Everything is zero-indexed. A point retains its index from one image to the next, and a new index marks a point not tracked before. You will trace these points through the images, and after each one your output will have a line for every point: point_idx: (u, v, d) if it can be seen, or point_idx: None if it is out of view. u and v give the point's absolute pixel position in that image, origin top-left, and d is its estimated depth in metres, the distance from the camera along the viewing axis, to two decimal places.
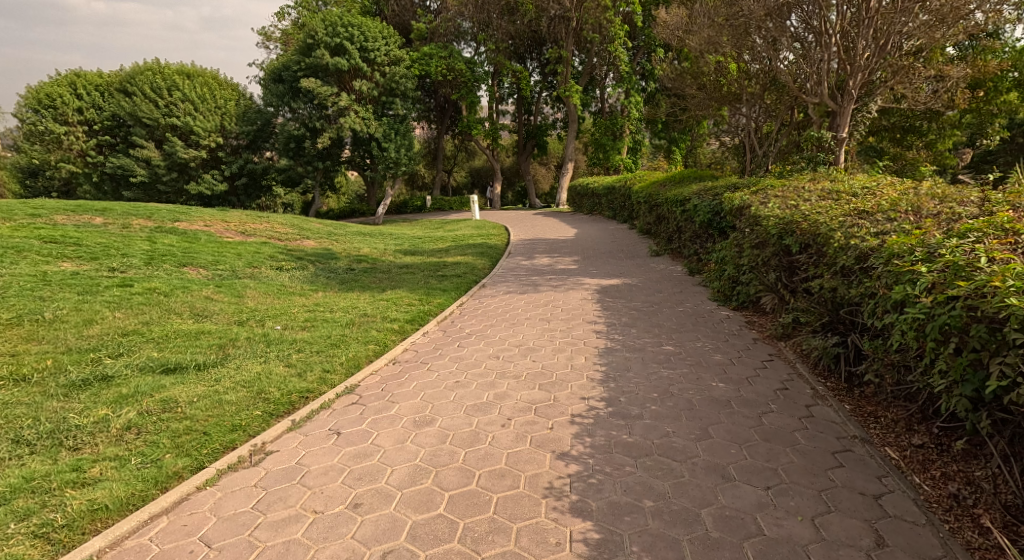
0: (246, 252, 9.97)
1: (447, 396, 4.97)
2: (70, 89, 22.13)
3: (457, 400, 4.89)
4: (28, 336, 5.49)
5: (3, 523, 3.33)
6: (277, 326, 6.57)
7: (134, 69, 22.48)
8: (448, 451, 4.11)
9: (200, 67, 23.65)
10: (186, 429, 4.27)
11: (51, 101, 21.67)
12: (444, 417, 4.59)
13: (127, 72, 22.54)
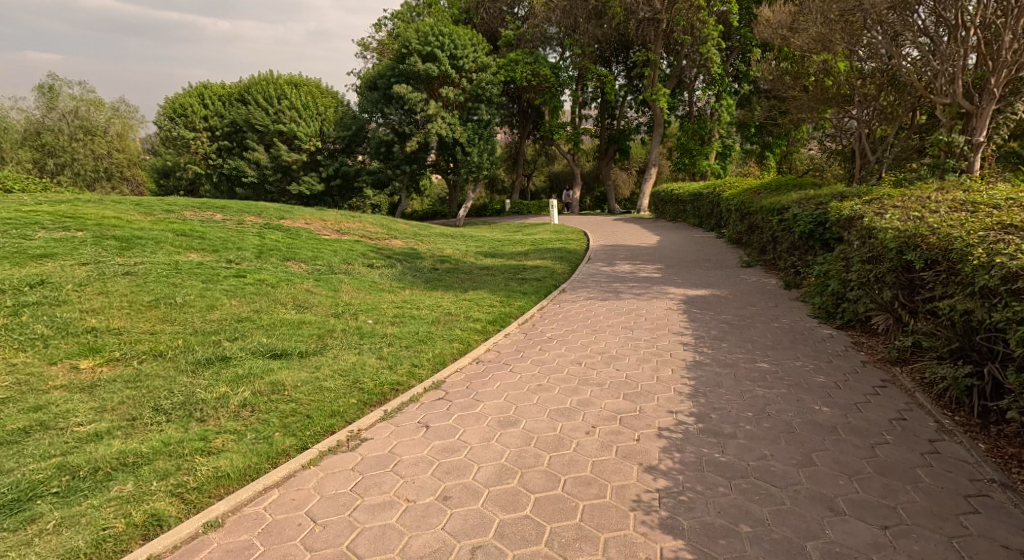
0: (341, 249, 10.49)
1: (530, 399, 4.97)
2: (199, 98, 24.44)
3: (540, 403, 4.88)
4: (163, 318, 6.07)
5: (147, 480, 3.67)
6: (369, 320, 6.85)
7: (251, 79, 24.44)
8: (533, 454, 4.10)
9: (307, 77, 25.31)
10: (292, 410, 4.55)
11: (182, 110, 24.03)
12: (528, 420, 4.59)
13: (245, 82, 24.54)
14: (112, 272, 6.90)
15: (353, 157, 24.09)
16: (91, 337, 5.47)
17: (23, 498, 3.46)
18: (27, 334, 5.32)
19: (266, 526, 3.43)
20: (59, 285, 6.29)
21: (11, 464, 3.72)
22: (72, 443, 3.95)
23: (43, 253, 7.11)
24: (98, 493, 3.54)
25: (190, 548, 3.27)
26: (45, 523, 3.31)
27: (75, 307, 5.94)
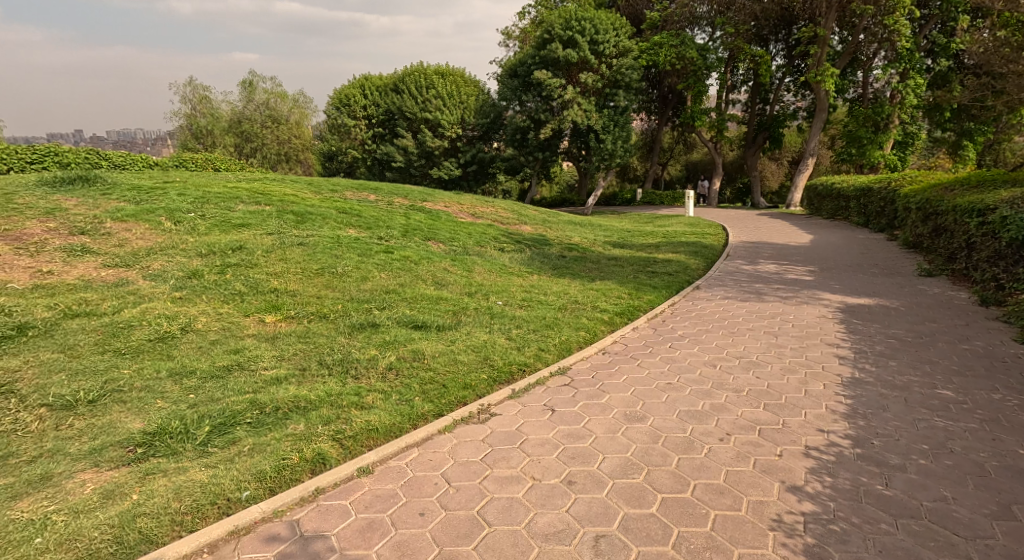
0: (476, 232, 10.79)
1: (660, 396, 4.74)
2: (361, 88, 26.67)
3: (670, 402, 4.63)
4: (327, 284, 6.68)
5: (315, 423, 4.02)
6: (499, 302, 6.96)
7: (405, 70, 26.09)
8: (660, 453, 3.89)
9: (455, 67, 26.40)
10: (430, 378, 4.76)
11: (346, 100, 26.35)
12: (657, 417, 4.37)
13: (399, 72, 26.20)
14: (289, 242, 7.75)
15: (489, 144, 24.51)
16: (273, 296, 6.18)
17: (227, 422, 3.95)
18: (229, 290, 6.17)
19: (408, 479, 3.59)
20: (252, 252, 7.24)
21: (217, 394, 4.27)
22: (260, 384, 4.46)
23: (241, 223, 8.23)
24: (279, 428, 3.94)
25: (346, 488, 3.49)
26: (241, 446, 3.73)
27: (263, 270, 6.79)
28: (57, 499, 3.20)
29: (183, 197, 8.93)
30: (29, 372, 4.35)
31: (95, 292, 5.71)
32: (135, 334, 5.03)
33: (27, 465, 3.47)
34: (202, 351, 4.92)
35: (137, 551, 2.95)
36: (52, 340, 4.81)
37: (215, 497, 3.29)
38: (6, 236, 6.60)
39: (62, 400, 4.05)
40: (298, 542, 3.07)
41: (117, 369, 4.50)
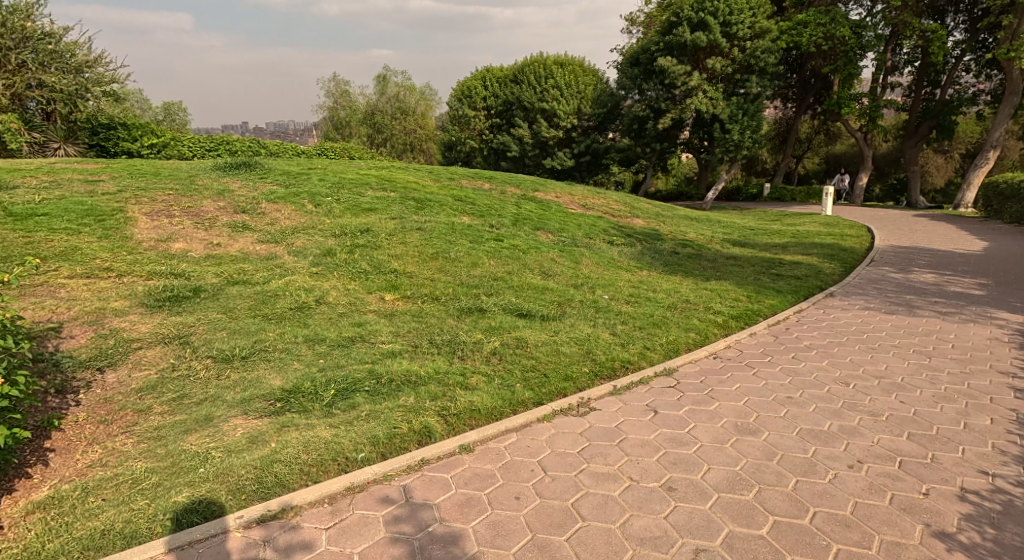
0: (585, 224, 10.45)
1: (780, 410, 4.21)
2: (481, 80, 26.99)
3: (790, 418, 4.09)
4: (441, 268, 6.75)
5: (424, 398, 4.00)
6: (605, 296, 6.63)
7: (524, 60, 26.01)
8: (775, 472, 3.42)
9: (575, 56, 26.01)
10: (532, 366, 4.61)
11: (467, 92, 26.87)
12: (773, 433, 3.87)
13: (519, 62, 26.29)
14: (409, 227, 7.97)
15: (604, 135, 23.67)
16: (393, 276, 6.34)
17: (351, 388, 4.05)
18: (356, 268, 6.44)
19: (506, 462, 3.44)
20: (377, 234, 7.53)
21: (341, 362, 4.42)
22: (377, 355, 4.56)
23: (370, 207, 8.61)
24: (392, 399, 3.96)
25: (449, 462, 3.41)
26: (359, 412, 3.79)
27: (385, 251, 7.02)
28: (215, 438, 3.42)
29: (322, 182, 9.54)
30: (200, 326, 4.78)
31: (251, 265, 6.19)
32: (280, 302, 5.37)
33: (194, 405, 3.77)
34: (332, 322, 5.13)
35: (272, 493, 3.04)
36: (216, 303, 5.25)
37: (335, 455, 3.34)
38: (188, 213, 7.37)
39: (222, 353, 4.39)
40: (406, 507, 3.02)
41: (265, 331, 4.81)
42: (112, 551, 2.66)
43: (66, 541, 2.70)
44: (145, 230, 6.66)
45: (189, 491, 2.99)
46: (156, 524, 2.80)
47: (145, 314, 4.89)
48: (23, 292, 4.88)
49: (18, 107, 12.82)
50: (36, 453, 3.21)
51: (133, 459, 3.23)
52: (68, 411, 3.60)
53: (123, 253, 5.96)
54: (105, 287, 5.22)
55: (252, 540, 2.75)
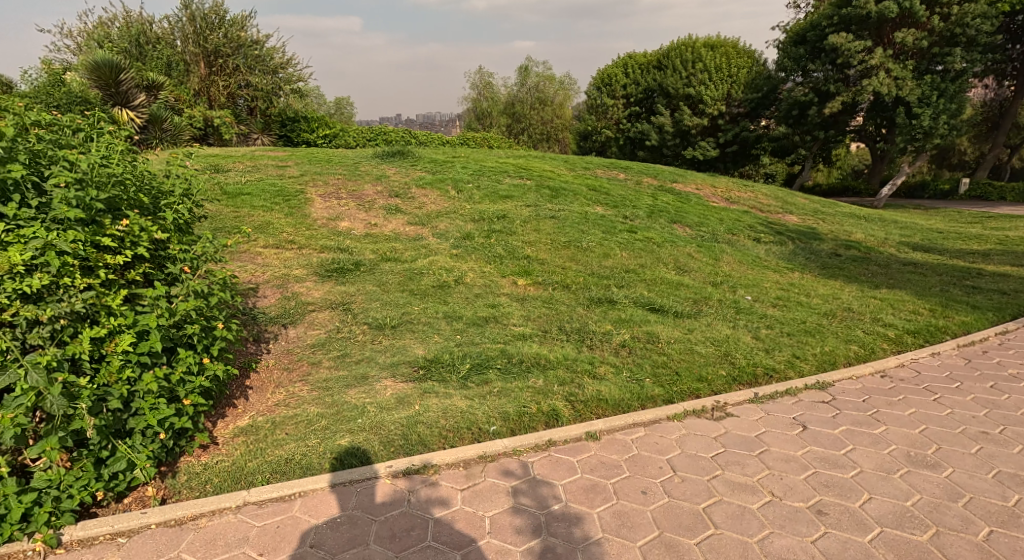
0: (727, 218, 9.64)
1: (969, 445, 3.44)
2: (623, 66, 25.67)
3: (982, 456, 3.31)
4: (572, 257, 6.65)
5: (552, 381, 3.93)
6: (748, 296, 6.03)
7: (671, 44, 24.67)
8: (959, 516, 2.79)
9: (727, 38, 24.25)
10: (663, 362, 4.32)
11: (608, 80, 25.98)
12: (959, 470, 3.17)
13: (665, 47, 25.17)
14: (541, 214, 7.97)
15: (756, 122, 21.46)
16: (525, 262, 6.37)
17: (484, 363, 4.13)
18: (492, 253, 6.56)
19: (633, 455, 3.20)
20: (512, 221, 7.62)
21: (476, 339, 4.53)
22: (509, 337, 4.60)
23: (507, 195, 8.75)
24: (522, 379, 3.96)
25: (574, 447, 3.25)
26: (490, 388, 3.83)
27: (520, 238, 7.08)
28: (370, 394, 3.68)
29: (465, 170, 9.90)
30: (360, 296, 5.17)
31: (402, 244, 6.58)
32: (424, 280, 5.64)
33: (354, 363, 4.09)
34: (468, 301, 5.28)
35: (415, 451, 3.15)
36: (373, 276, 5.64)
37: (469, 424, 3.39)
38: (352, 196, 8.01)
39: (375, 322, 4.71)
40: (530, 482, 2.93)
41: (411, 305, 5.08)
42: (293, 477, 2.91)
43: (261, 463, 2.99)
44: (319, 209, 7.38)
45: (350, 437, 3.22)
46: (324, 460, 3.03)
47: (319, 282, 5.41)
48: (234, 257, 5.70)
49: (231, 105, 14.97)
50: (240, 388, 3.67)
51: (307, 404, 3.56)
52: (261, 356, 4.07)
53: (303, 229, 6.65)
54: (290, 257, 5.88)
55: (398, 489, 2.85)
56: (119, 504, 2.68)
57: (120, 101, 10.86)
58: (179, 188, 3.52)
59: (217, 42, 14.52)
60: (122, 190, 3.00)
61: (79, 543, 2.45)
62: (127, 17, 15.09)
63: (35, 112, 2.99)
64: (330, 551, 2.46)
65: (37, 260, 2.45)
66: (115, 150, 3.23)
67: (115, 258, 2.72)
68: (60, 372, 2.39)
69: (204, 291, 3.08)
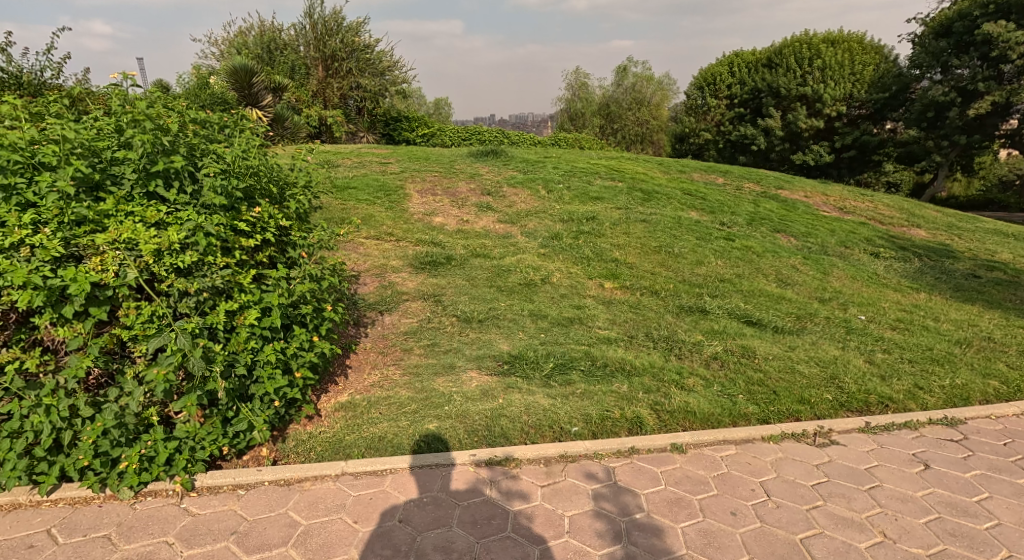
0: (840, 230, 8.98)
1: None
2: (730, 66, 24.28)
3: None
4: (662, 262, 6.53)
5: (637, 388, 3.89)
6: (861, 316, 5.59)
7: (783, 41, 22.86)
8: None
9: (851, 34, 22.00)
10: (760, 379, 4.11)
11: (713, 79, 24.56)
12: None
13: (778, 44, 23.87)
14: (632, 217, 7.88)
15: (880, 125, 19.89)
16: (613, 265, 6.33)
17: (567, 364, 4.17)
18: (580, 254, 6.58)
19: (722, 473, 3.10)
20: (602, 223, 7.59)
21: (560, 339, 4.58)
22: (594, 339, 4.61)
23: (597, 196, 8.72)
24: (605, 383, 3.96)
25: (658, 457, 3.20)
26: (574, 389, 3.87)
27: (608, 240, 7.04)
28: (457, 384, 3.84)
29: (556, 170, 9.98)
30: (450, 289, 5.38)
31: (491, 241, 6.76)
32: (511, 277, 5.78)
33: (443, 353, 4.27)
34: (554, 301, 5.34)
35: (497, 443, 3.25)
36: (462, 270, 5.85)
37: (551, 422, 3.44)
38: (447, 193, 8.30)
39: (464, 314, 4.89)
40: (613, 487, 2.93)
41: (498, 301, 5.22)
42: (385, 454, 3.11)
43: (357, 437, 3.22)
44: (416, 204, 7.72)
45: (437, 422, 3.38)
46: (413, 441, 3.21)
47: (413, 273, 5.70)
48: (341, 246, 6.11)
49: (342, 105, 15.93)
50: (341, 367, 3.96)
51: (399, 387, 3.78)
52: (360, 339, 4.36)
53: (401, 222, 6.98)
54: (388, 248, 6.21)
55: (481, 478, 2.95)
56: (239, 461, 3.01)
57: (251, 101, 12.05)
58: (301, 180, 3.86)
59: (334, 47, 15.47)
60: (257, 181, 3.34)
61: (209, 489, 2.78)
62: (260, 24, 16.39)
63: (192, 110, 3.40)
64: (416, 528, 2.61)
65: (189, 239, 2.79)
66: (252, 145, 3.60)
67: (250, 241, 3.05)
68: (202, 338, 2.71)
69: (319, 275, 3.38)
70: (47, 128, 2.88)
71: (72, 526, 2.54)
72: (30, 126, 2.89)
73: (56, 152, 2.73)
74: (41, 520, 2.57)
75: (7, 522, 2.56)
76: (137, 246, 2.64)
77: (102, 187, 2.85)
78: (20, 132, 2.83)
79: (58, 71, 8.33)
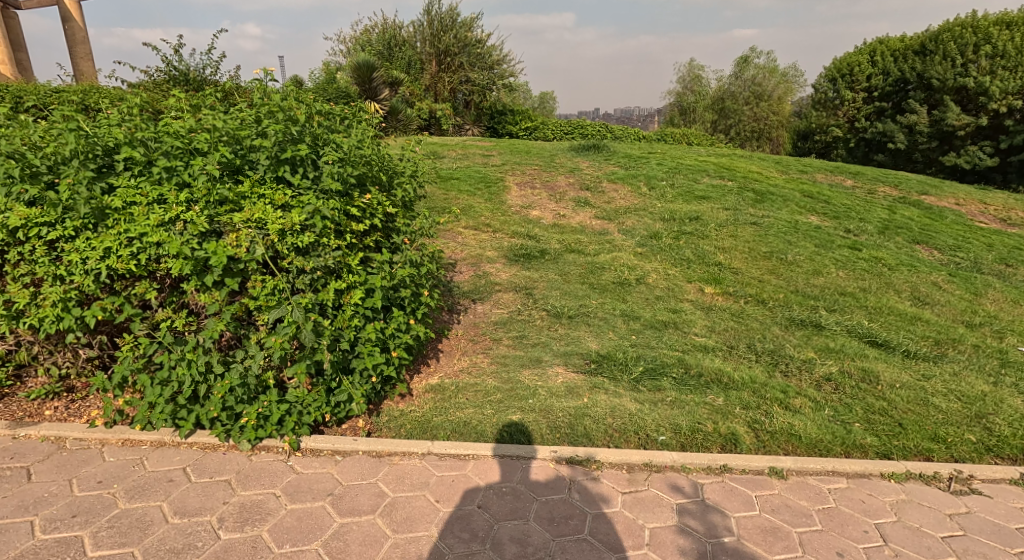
0: (1000, 244, 7.88)
1: None
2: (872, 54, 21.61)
3: None
4: (773, 269, 6.16)
5: (734, 403, 3.72)
6: (1021, 348, 4.88)
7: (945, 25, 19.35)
8: None
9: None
10: (882, 409, 3.76)
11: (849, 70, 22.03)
12: None
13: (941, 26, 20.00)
14: (742, 220, 7.49)
15: None
16: (716, 269, 6.06)
17: (659, 370, 4.07)
18: (680, 255, 6.37)
19: (828, 507, 2.88)
20: (706, 224, 7.28)
21: (653, 343, 4.47)
22: (689, 346, 4.46)
23: (703, 195, 8.37)
24: (698, 393, 3.82)
25: (755, 480, 3.03)
26: (664, 396, 3.77)
27: (713, 243, 6.75)
28: (543, 379, 3.87)
29: (661, 167, 9.68)
30: (543, 283, 5.41)
31: (587, 237, 6.71)
32: (604, 275, 5.70)
33: (530, 346, 4.32)
34: (648, 303, 5.22)
35: (580, 442, 3.24)
36: (555, 265, 5.86)
37: (637, 428, 3.38)
38: (546, 186, 8.33)
39: (554, 309, 4.91)
40: (701, 505, 2.83)
41: (589, 299, 5.18)
42: (469, 439, 3.21)
43: (444, 420, 3.35)
44: (516, 197, 7.82)
45: (520, 414, 3.43)
46: (496, 430, 3.28)
47: (507, 264, 5.79)
48: (441, 234, 6.37)
49: (451, 98, 16.68)
50: (434, 350, 4.14)
51: (487, 375, 3.87)
52: (452, 325, 4.53)
53: (499, 214, 7.12)
54: (485, 239, 6.36)
55: (562, 475, 2.97)
56: (338, 428, 3.24)
57: (370, 95, 12.79)
58: (408, 169, 4.04)
59: (448, 42, 15.94)
60: (369, 169, 3.54)
61: (312, 451, 3.02)
62: (383, 23, 17.21)
63: (318, 103, 3.68)
64: (495, 516, 2.67)
65: (308, 221, 3.02)
66: (367, 136, 3.82)
67: (360, 226, 3.25)
68: (314, 313, 2.94)
69: (418, 261, 3.54)
70: (203, 118, 3.25)
71: (202, 468, 2.86)
72: (189, 116, 3.27)
73: (208, 139, 3.07)
74: (180, 458, 2.92)
75: (154, 456, 2.93)
76: (265, 225, 2.90)
77: (242, 171, 3.17)
78: (182, 121, 3.23)
79: (216, 69, 9.34)
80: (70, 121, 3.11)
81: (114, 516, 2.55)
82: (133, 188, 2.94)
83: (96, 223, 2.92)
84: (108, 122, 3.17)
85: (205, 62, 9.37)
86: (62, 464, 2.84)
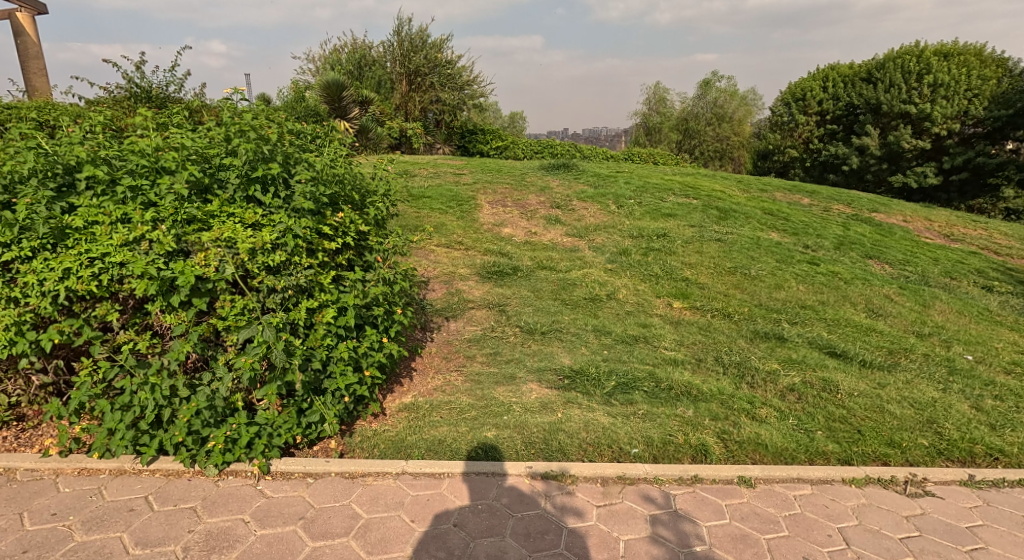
0: (945, 258, 8.27)
1: None
2: (823, 80, 22.42)
3: None
4: (737, 284, 6.34)
5: (703, 414, 3.80)
6: (967, 356, 5.13)
7: (889, 53, 20.35)
8: None
9: (967, 45, 19.22)
10: (842, 416, 3.90)
11: (802, 94, 22.76)
12: None
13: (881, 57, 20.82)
14: (706, 236, 7.71)
15: (1003, 146, 16.46)
16: (683, 285, 6.21)
17: (630, 384, 4.13)
18: (649, 271, 6.51)
19: (794, 513, 2.96)
20: (673, 240, 7.46)
21: (624, 357, 4.54)
22: (659, 359, 4.55)
23: (670, 213, 8.58)
24: (669, 406, 3.88)
25: (724, 489, 3.10)
26: (635, 409, 3.82)
27: (680, 259, 6.91)
28: (517, 394, 3.89)
29: (629, 185, 9.88)
30: (515, 299, 5.46)
31: (559, 254, 6.80)
32: (576, 291, 5.78)
33: (504, 362, 4.34)
34: (619, 318, 5.31)
35: (554, 457, 3.26)
36: (527, 282, 5.92)
37: (610, 442, 3.42)
38: (517, 204, 8.42)
39: (527, 325, 4.95)
40: (672, 515, 2.88)
41: (561, 315, 5.24)
42: (443, 457, 3.20)
43: (419, 438, 3.33)
44: (487, 215, 7.88)
45: (495, 431, 3.44)
46: (470, 447, 3.28)
47: (480, 281, 5.83)
48: (413, 252, 6.36)
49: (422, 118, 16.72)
50: (407, 369, 4.12)
51: (460, 393, 3.87)
52: (426, 343, 4.52)
53: (471, 231, 7.17)
54: (458, 256, 6.39)
55: (537, 491, 2.98)
56: (309, 450, 3.19)
57: (339, 113, 12.82)
58: (381, 189, 4.06)
59: (418, 62, 16.03)
60: (341, 188, 3.57)
61: (282, 474, 2.96)
62: (353, 43, 17.23)
63: (290, 122, 3.69)
64: (470, 534, 2.66)
65: (279, 239, 3.01)
66: (339, 155, 3.84)
67: (332, 244, 3.25)
68: (285, 332, 2.90)
69: (391, 279, 3.55)
70: (170, 136, 3.22)
71: (166, 496, 2.78)
72: (155, 134, 3.23)
73: (175, 158, 3.02)
74: (141, 486, 2.83)
75: (114, 485, 2.84)
76: (235, 244, 2.87)
77: (211, 190, 3.14)
78: (148, 139, 3.19)
79: (180, 86, 9.18)
80: (28, 140, 3.05)
81: (71, 549, 2.46)
82: (96, 207, 2.89)
83: (56, 244, 2.84)
84: (70, 140, 3.11)
85: (170, 79, 9.23)
86: (13, 497, 2.72)
